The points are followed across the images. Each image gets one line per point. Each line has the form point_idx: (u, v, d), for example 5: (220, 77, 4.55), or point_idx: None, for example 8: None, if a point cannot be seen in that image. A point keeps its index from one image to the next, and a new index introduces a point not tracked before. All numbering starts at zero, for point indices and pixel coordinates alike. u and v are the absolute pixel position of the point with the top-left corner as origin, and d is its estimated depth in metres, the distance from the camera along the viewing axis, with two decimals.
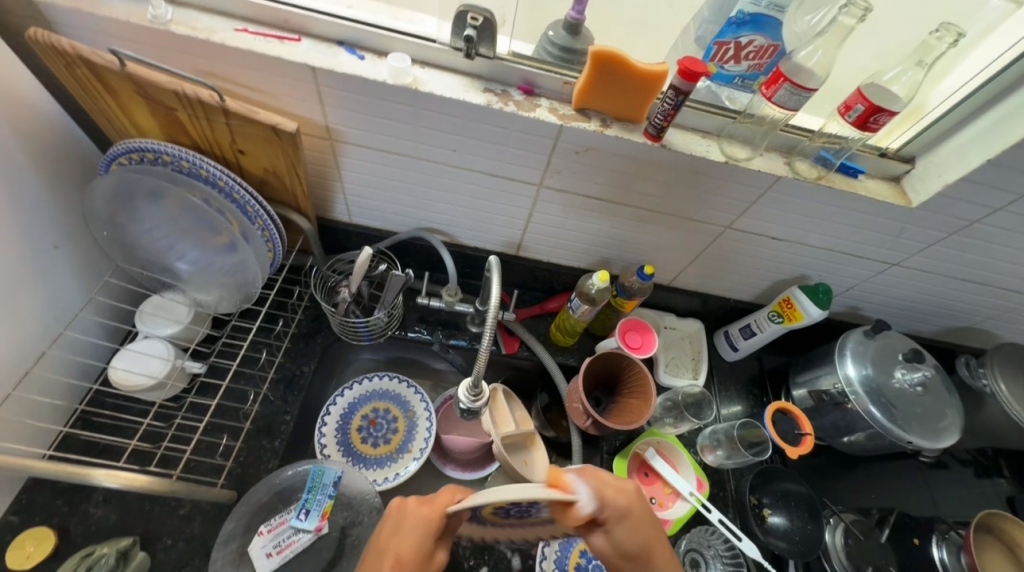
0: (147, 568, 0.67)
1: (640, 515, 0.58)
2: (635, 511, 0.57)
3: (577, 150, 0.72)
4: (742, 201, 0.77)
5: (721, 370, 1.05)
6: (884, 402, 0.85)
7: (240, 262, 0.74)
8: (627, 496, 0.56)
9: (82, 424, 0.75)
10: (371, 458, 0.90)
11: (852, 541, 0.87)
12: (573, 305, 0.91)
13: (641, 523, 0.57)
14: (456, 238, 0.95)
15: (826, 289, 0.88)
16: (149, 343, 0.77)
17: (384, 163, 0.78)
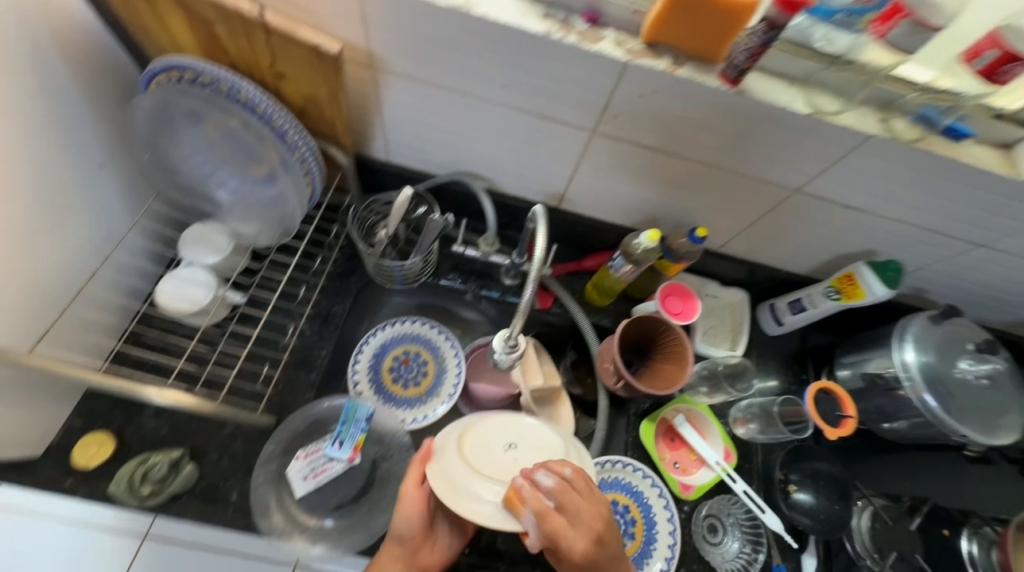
0: (196, 479, 0.72)
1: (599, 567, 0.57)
2: (602, 562, 0.57)
3: (642, 92, 0.65)
4: (822, 161, 0.69)
5: (762, 343, 1.01)
6: (942, 393, 0.79)
7: (280, 195, 0.73)
8: (582, 552, 0.56)
9: (133, 341, 0.78)
10: (401, 398, 0.91)
11: (878, 525, 0.86)
12: (615, 264, 0.87)
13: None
14: (496, 186, 0.91)
15: (897, 267, 0.82)
16: (192, 271, 0.77)
17: (429, 98, 0.73)
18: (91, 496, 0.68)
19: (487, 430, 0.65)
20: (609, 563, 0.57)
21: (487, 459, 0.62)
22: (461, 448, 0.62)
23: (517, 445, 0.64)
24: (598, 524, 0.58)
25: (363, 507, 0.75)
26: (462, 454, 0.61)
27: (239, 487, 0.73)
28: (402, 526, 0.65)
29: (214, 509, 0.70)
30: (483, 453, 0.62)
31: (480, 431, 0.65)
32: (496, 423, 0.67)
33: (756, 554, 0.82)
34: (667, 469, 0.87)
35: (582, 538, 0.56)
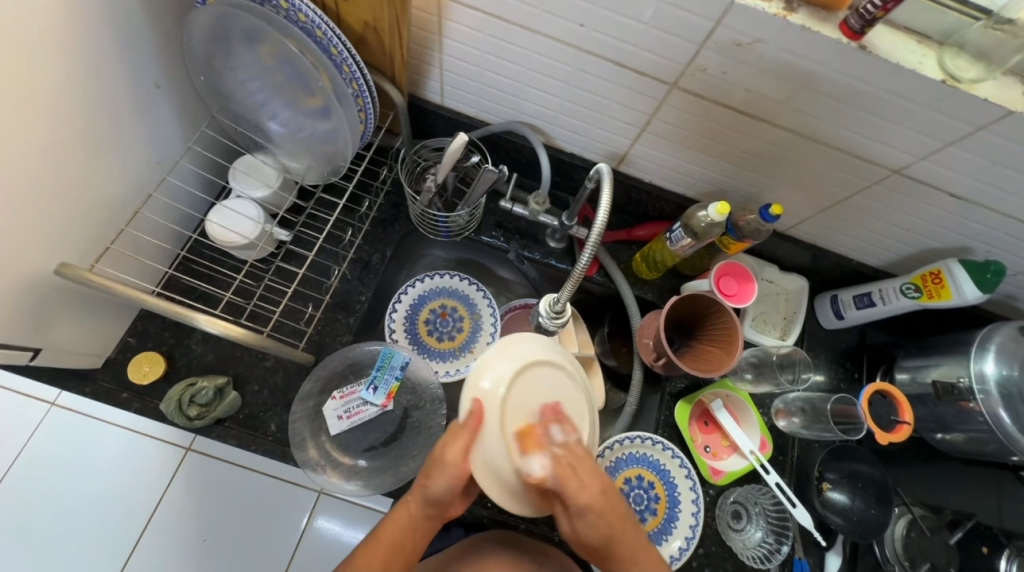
0: (239, 406, 0.75)
1: (607, 516, 0.53)
2: (606, 508, 0.52)
3: (741, 41, 0.57)
4: (937, 139, 0.60)
5: (815, 335, 0.94)
6: (1019, 409, 0.72)
7: (332, 131, 0.69)
8: (589, 498, 0.51)
9: (184, 268, 0.79)
10: (434, 350, 0.91)
11: (915, 534, 0.83)
12: (673, 236, 0.80)
13: (606, 521, 0.53)
14: (553, 140, 0.85)
15: (998, 269, 0.73)
16: (241, 203, 0.77)
17: (495, 34, 0.67)
18: (145, 410, 0.73)
19: (522, 399, 0.55)
20: (612, 506, 0.53)
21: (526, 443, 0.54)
22: (501, 423, 0.54)
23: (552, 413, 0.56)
24: (591, 467, 0.52)
25: (392, 451, 0.77)
26: (501, 434, 0.53)
27: (278, 419, 0.75)
28: (440, 494, 0.55)
29: (254, 435, 0.74)
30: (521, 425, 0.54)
31: (514, 396, 0.55)
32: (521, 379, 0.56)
33: (779, 545, 0.80)
34: (698, 451, 0.85)
35: (583, 482, 0.51)
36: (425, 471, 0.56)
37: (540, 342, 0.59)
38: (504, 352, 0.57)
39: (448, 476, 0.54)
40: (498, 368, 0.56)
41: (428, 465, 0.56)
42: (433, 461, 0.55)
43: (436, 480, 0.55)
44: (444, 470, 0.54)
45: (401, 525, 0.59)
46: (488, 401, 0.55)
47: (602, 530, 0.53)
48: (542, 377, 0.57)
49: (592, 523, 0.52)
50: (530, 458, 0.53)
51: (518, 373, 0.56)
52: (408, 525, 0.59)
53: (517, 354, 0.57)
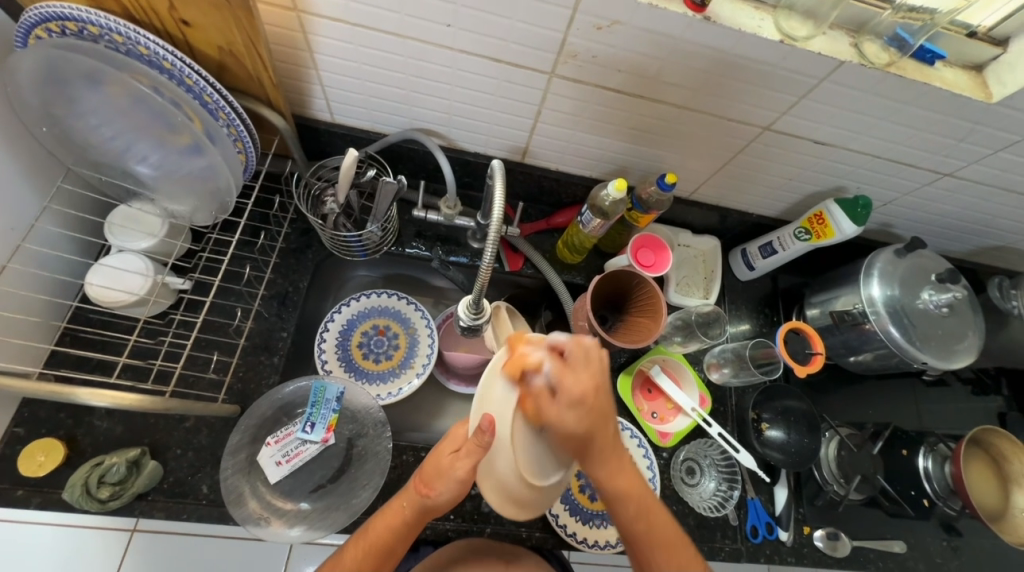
0: (160, 476, 0.69)
1: (596, 409, 0.53)
2: (595, 402, 0.53)
3: (600, 24, 0.59)
4: (792, 94, 0.65)
5: (733, 289, 1.01)
6: (905, 323, 0.81)
7: (209, 167, 0.65)
8: (584, 382, 0.52)
9: (71, 340, 0.72)
10: (373, 374, 0.89)
11: (845, 452, 0.90)
12: (583, 219, 0.83)
13: (594, 420, 0.53)
14: (454, 142, 0.84)
15: (867, 203, 0.80)
16: (123, 257, 0.71)
17: (366, 44, 0.65)
18: (48, 504, 0.65)
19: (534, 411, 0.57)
20: (601, 406, 0.54)
21: (531, 455, 0.57)
22: (509, 435, 0.55)
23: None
24: (587, 361, 0.53)
25: (342, 485, 0.74)
26: (511, 448, 0.55)
27: (210, 480, 0.70)
28: (441, 500, 0.58)
29: (185, 503, 0.68)
30: (530, 436, 0.56)
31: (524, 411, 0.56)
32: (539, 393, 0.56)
33: (731, 491, 0.86)
34: (645, 418, 0.88)
35: (575, 373, 0.53)
36: (428, 482, 0.58)
37: (550, 350, 0.58)
38: (516, 365, 0.56)
39: (453, 488, 0.57)
40: (511, 383, 0.55)
41: (430, 474, 0.58)
42: (440, 473, 0.57)
43: (441, 490, 0.57)
44: (450, 481, 0.56)
45: (388, 526, 0.60)
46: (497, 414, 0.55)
47: (589, 422, 0.53)
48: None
49: (578, 413, 0.53)
50: (538, 464, 0.57)
51: (533, 383, 0.56)
52: (400, 528, 0.60)
53: (526, 363, 0.56)
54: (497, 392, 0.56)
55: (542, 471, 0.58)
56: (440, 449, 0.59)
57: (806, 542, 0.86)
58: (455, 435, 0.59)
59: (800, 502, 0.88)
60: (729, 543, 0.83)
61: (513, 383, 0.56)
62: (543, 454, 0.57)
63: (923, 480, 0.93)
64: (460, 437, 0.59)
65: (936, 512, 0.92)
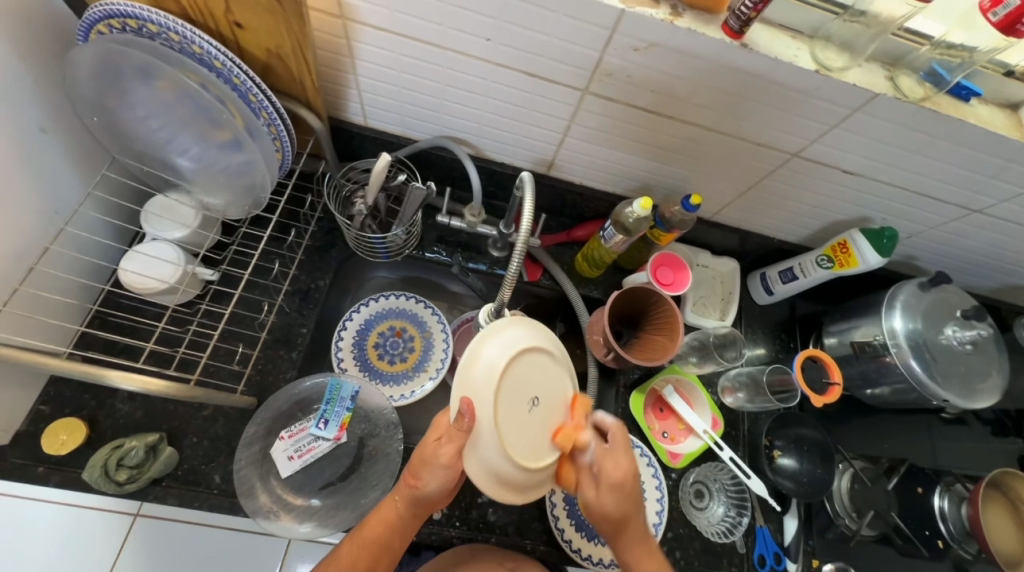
0: (176, 462, 0.70)
1: (630, 494, 0.60)
2: (631, 485, 0.60)
3: (638, 45, 0.60)
4: (823, 122, 0.66)
5: (750, 312, 1.00)
6: (927, 358, 0.80)
7: (247, 163, 0.67)
8: (624, 470, 0.59)
9: (100, 323, 0.74)
10: (387, 375, 0.89)
11: (858, 486, 0.89)
12: (606, 234, 0.84)
13: (627, 505, 0.60)
14: (482, 151, 0.86)
15: (893, 234, 0.80)
16: (157, 246, 0.73)
17: (407, 53, 0.67)
18: (66, 483, 0.66)
19: (513, 393, 0.57)
20: (633, 491, 0.60)
21: (516, 437, 0.56)
22: (490, 418, 0.54)
23: (541, 399, 0.58)
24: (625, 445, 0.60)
25: (351, 484, 0.75)
26: (493, 434, 0.54)
27: (223, 470, 0.71)
28: (431, 490, 0.59)
29: (198, 491, 0.69)
30: (513, 416, 0.56)
31: (502, 394, 0.56)
32: (517, 372, 0.57)
33: (740, 518, 0.85)
34: (656, 438, 0.88)
35: (616, 460, 0.59)
36: (416, 473, 0.59)
37: (528, 328, 0.60)
38: (491, 345, 0.57)
39: (438, 476, 0.57)
40: (488, 364, 0.56)
41: (417, 465, 0.59)
42: (424, 463, 0.58)
43: (427, 480, 0.58)
44: (435, 469, 0.57)
45: (385, 522, 0.61)
46: (474, 400, 0.55)
47: (624, 508, 0.60)
48: (528, 369, 0.58)
49: (615, 495, 0.59)
50: (524, 447, 0.56)
51: (510, 364, 0.56)
52: (396, 522, 0.61)
53: (503, 343, 0.57)
54: (473, 376, 0.56)
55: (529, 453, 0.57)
56: (424, 441, 0.60)
57: None
58: (438, 425, 0.60)
59: (810, 533, 0.86)
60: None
61: (489, 365, 0.56)
62: (525, 435, 0.57)
63: (938, 520, 0.91)
64: (444, 426, 0.60)
65: (950, 553, 0.90)
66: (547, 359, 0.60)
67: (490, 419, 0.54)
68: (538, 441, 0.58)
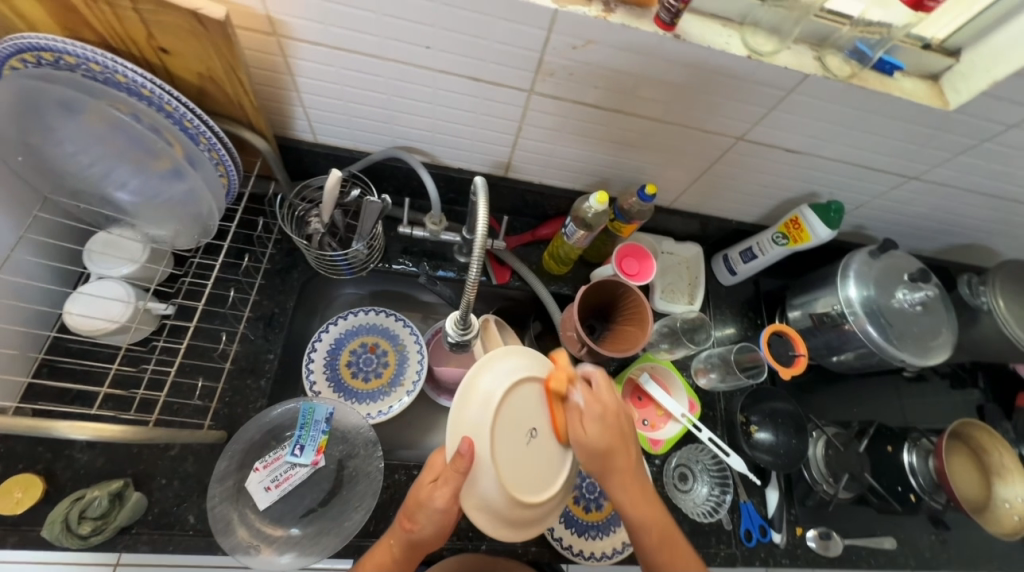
0: (145, 507, 0.67)
1: (616, 429, 0.60)
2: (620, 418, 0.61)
3: (576, 43, 0.61)
4: (762, 106, 0.68)
5: (717, 294, 1.03)
6: (882, 322, 0.83)
7: (190, 191, 0.65)
8: (609, 406, 0.60)
9: (49, 371, 0.70)
10: (362, 393, 0.88)
11: (832, 451, 0.92)
12: (568, 231, 0.85)
13: (614, 439, 0.59)
14: (437, 159, 0.86)
15: (839, 208, 0.84)
16: (103, 284, 0.70)
17: (347, 66, 0.66)
18: (26, 543, 0.63)
19: (511, 423, 0.58)
20: (621, 425, 0.61)
21: (514, 471, 0.57)
22: (489, 452, 0.55)
23: (539, 429, 0.59)
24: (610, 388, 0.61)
25: (332, 509, 0.73)
26: (492, 468, 0.55)
27: (197, 509, 0.68)
28: (425, 534, 0.58)
29: (171, 535, 0.66)
30: (510, 449, 0.57)
31: (499, 424, 0.57)
32: (513, 402, 0.58)
33: (724, 496, 0.87)
34: (636, 426, 0.89)
35: (602, 397, 0.60)
36: (411, 516, 0.58)
37: (522, 357, 0.61)
38: (486, 374, 0.58)
39: (433, 519, 0.56)
40: (485, 394, 0.57)
41: (411, 508, 0.58)
42: (419, 506, 0.57)
43: (422, 524, 0.57)
44: (430, 514, 0.56)
45: (378, 565, 0.60)
46: (472, 432, 0.56)
47: (610, 444, 0.59)
48: (526, 396, 0.59)
49: (599, 430, 0.60)
50: (522, 481, 0.57)
51: (509, 393, 0.58)
52: (390, 565, 0.60)
53: (501, 372, 0.58)
54: (468, 411, 0.57)
55: (528, 486, 0.58)
56: (419, 483, 0.58)
57: (799, 542, 0.87)
58: (432, 465, 0.58)
59: (792, 502, 0.89)
60: (724, 548, 0.83)
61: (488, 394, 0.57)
62: (522, 464, 0.58)
63: (908, 475, 0.95)
64: (438, 466, 0.59)
65: (923, 506, 0.94)
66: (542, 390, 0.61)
67: (488, 451, 0.55)
68: (537, 472, 0.59)
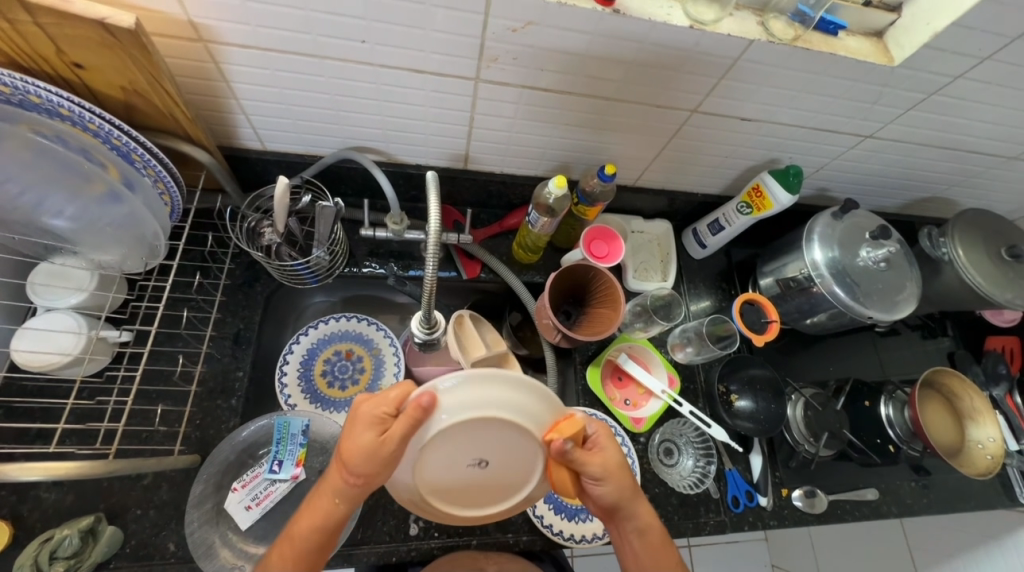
0: (121, 540, 0.65)
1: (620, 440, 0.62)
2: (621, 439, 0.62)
3: (515, 26, 0.59)
4: (712, 75, 0.67)
5: (689, 268, 1.03)
6: (848, 282, 0.84)
7: (130, 214, 0.63)
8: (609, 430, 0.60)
9: (4, 412, 0.67)
10: (340, 401, 0.87)
11: (811, 412, 0.94)
12: (531, 220, 0.83)
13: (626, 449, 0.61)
14: (393, 156, 0.84)
15: (797, 170, 0.84)
16: (51, 317, 0.66)
17: (283, 68, 0.63)
18: None
19: (469, 443, 0.57)
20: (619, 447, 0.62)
21: (439, 472, 0.59)
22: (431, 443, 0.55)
23: (487, 463, 0.60)
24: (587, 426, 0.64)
25: None
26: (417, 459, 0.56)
27: (176, 535, 0.67)
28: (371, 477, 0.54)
29: (152, 564, 0.65)
30: (448, 457, 0.58)
31: (456, 440, 0.56)
32: (489, 431, 0.56)
33: (709, 466, 0.88)
34: (618, 407, 0.89)
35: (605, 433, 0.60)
36: (355, 470, 0.54)
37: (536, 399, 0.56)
38: (493, 385, 0.54)
39: (382, 468, 0.54)
40: (481, 399, 0.54)
41: (357, 459, 0.53)
42: (372, 456, 0.53)
43: (371, 474, 0.54)
44: (380, 462, 0.53)
45: (315, 526, 0.57)
46: (440, 407, 0.53)
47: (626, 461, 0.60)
48: (498, 435, 0.57)
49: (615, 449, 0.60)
50: (442, 482, 0.60)
51: (486, 412, 0.54)
52: (328, 527, 0.57)
53: (508, 398, 0.54)
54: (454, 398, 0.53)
55: (444, 489, 0.61)
56: (361, 430, 0.54)
57: (786, 503, 0.88)
58: (381, 401, 0.55)
59: (776, 466, 0.90)
60: (713, 517, 0.84)
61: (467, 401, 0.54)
62: (449, 475, 0.60)
63: (886, 427, 0.97)
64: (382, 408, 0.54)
65: (902, 455, 0.97)
66: (520, 441, 0.58)
67: (434, 447, 0.56)
68: (457, 486, 0.61)
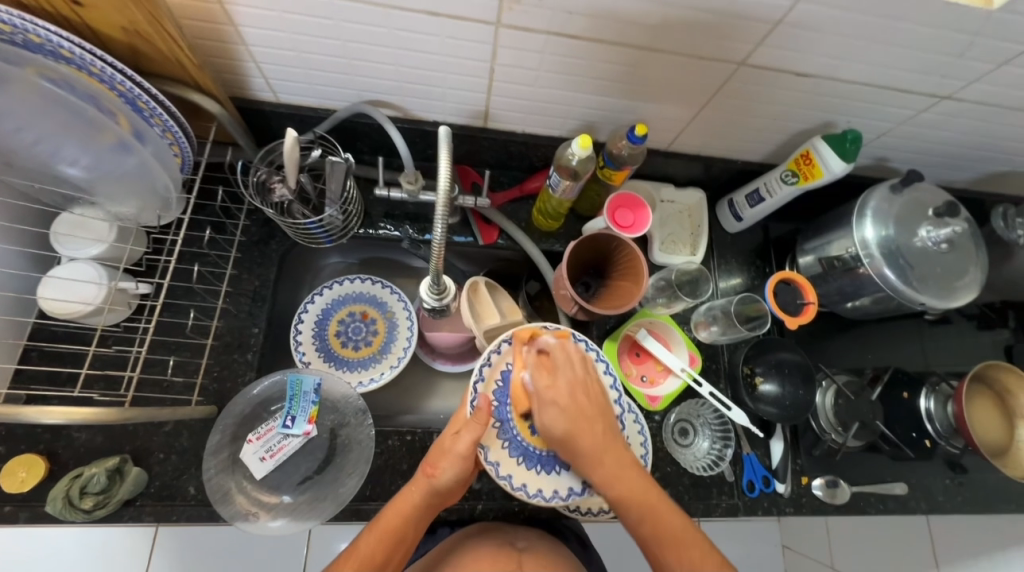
0: (145, 481, 0.68)
1: (574, 410, 0.59)
2: (570, 402, 0.60)
3: None
4: (767, 21, 0.59)
5: (722, 242, 0.96)
6: (901, 264, 0.76)
7: (140, 166, 0.62)
8: (558, 392, 0.60)
9: (38, 355, 0.71)
10: (353, 361, 0.87)
11: (842, 401, 0.88)
12: (552, 183, 0.78)
13: (568, 417, 0.59)
14: (409, 112, 0.79)
15: (857, 136, 0.73)
16: (73, 267, 0.68)
17: (291, 9, 0.59)
18: (36, 518, 0.65)
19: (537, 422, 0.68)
20: (575, 410, 0.59)
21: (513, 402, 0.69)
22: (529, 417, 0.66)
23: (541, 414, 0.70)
24: (572, 361, 0.62)
25: (328, 476, 0.74)
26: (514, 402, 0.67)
27: (196, 480, 0.70)
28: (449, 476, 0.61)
29: (173, 505, 0.68)
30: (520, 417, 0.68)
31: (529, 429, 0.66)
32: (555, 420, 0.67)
33: (725, 449, 0.85)
34: (633, 384, 0.86)
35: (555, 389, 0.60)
36: (433, 463, 0.62)
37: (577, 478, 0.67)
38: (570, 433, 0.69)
39: (455, 464, 0.61)
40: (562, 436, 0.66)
41: (434, 455, 0.63)
42: (444, 452, 0.62)
43: (444, 468, 0.61)
44: (455, 459, 0.61)
45: (402, 509, 0.62)
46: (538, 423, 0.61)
47: (566, 425, 0.59)
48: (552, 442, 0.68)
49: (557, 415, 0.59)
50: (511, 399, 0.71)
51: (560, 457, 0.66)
52: (411, 514, 0.62)
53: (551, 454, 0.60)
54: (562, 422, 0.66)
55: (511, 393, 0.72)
56: (442, 435, 0.64)
57: (805, 492, 0.85)
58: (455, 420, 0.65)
59: (798, 453, 0.86)
60: (725, 500, 0.82)
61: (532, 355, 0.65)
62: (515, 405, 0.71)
63: (924, 421, 0.91)
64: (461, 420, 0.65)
65: (937, 451, 0.91)
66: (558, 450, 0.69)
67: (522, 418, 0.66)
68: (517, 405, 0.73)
